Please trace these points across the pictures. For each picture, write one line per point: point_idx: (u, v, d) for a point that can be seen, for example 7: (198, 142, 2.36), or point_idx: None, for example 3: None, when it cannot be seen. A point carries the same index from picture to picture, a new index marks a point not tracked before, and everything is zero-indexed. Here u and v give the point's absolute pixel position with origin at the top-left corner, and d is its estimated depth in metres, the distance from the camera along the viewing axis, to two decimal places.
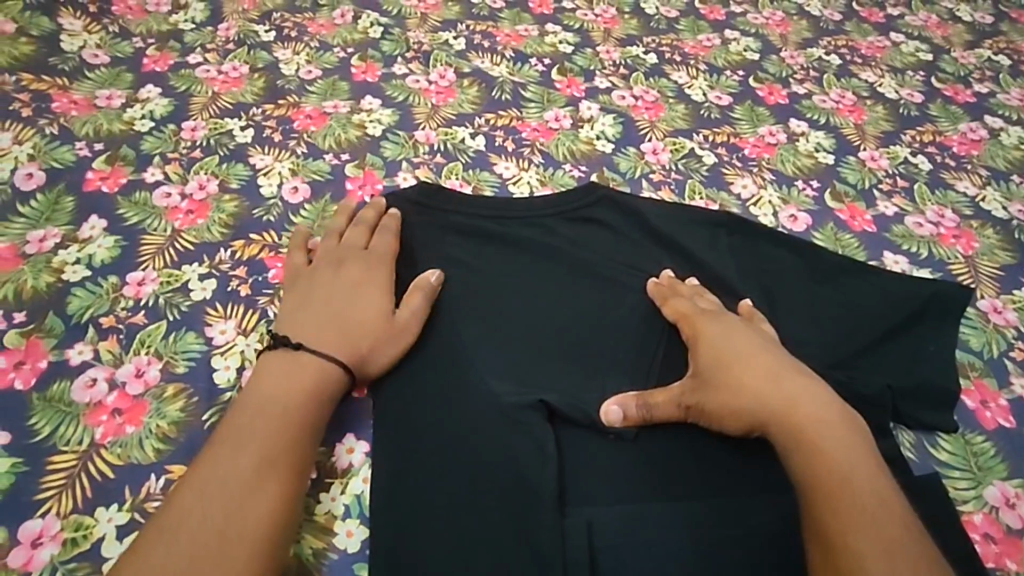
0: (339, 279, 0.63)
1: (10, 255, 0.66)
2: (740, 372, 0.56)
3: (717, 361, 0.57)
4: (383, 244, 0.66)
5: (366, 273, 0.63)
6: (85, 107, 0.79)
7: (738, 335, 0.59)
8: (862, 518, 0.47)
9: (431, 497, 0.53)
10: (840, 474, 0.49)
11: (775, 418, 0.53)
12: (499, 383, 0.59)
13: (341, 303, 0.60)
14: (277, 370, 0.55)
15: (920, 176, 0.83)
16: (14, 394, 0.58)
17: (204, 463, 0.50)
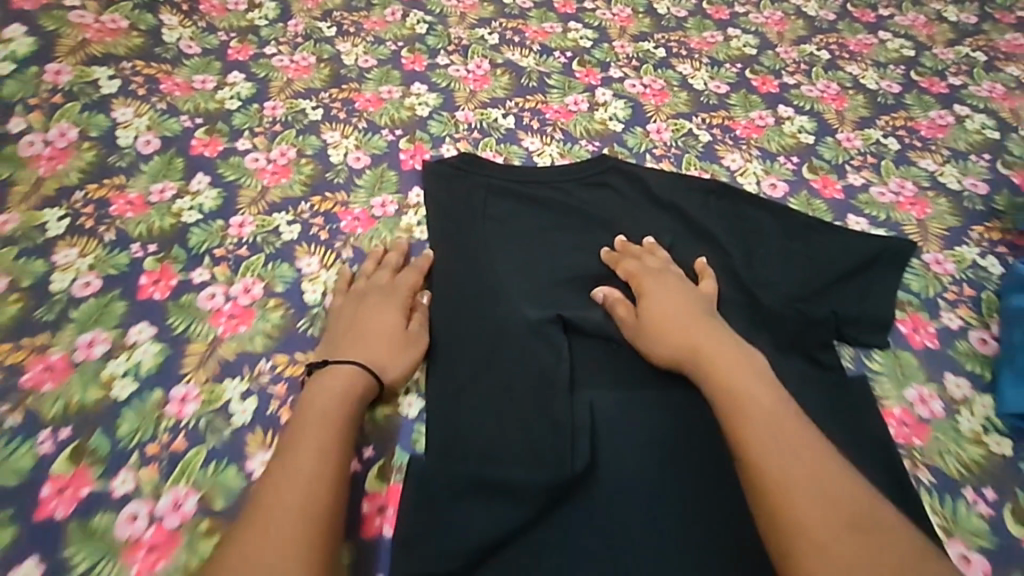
0: (368, 311, 0.73)
1: (139, 203, 0.84)
2: (674, 326, 0.67)
3: (651, 303, 0.71)
4: (406, 282, 0.76)
5: (386, 299, 0.74)
6: (186, 89, 0.97)
7: (671, 287, 0.72)
8: (807, 484, 0.50)
9: (472, 380, 0.69)
10: (779, 444, 0.53)
11: (686, 357, 0.64)
12: (524, 303, 0.75)
13: (374, 328, 0.71)
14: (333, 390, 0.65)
15: (888, 154, 0.96)
16: (154, 302, 0.75)
17: (269, 478, 0.57)
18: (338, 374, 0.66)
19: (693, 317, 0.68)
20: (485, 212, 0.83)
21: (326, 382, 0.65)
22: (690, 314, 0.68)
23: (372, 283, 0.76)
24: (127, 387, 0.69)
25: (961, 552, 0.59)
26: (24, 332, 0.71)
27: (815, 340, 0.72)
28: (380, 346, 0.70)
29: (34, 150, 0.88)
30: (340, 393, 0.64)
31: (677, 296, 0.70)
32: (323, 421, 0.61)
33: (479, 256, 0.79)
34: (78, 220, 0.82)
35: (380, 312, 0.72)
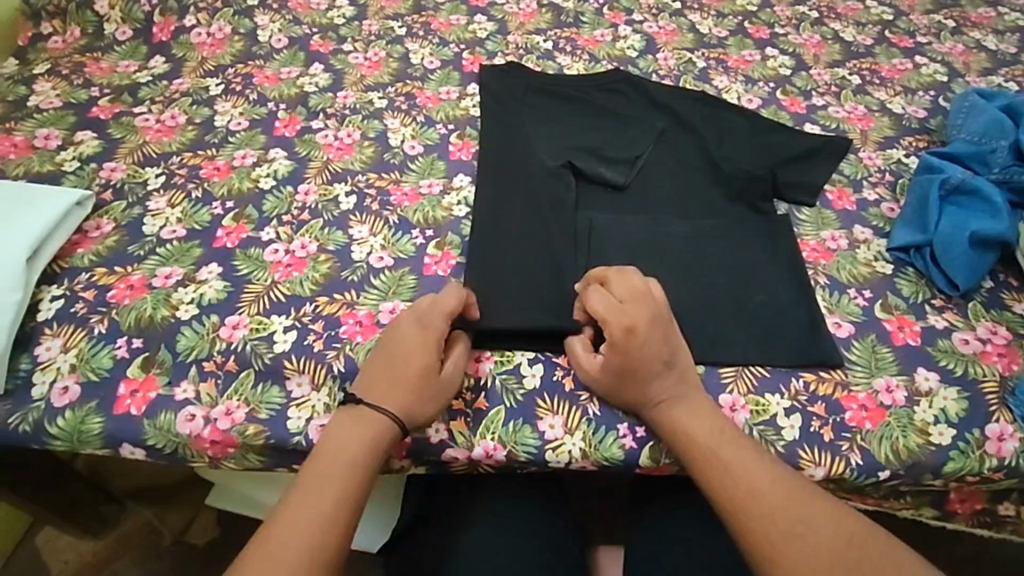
0: (404, 358, 0.72)
1: (273, 78, 1.15)
2: (637, 376, 0.72)
3: (614, 355, 0.72)
4: (438, 324, 0.74)
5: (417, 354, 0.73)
6: (305, 7, 1.28)
7: (629, 343, 0.72)
8: (732, 471, 0.67)
9: (506, 196, 0.95)
10: (725, 469, 0.67)
11: (644, 404, 0.72)
12: (546, 156, 1.01)
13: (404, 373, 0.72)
14: (338, 438, 0.69)
15: (850, 86, 1.20)
16: (285, 137, 1.04)
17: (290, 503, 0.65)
18: (357, 430, 0.69)
19: (662, 358, 0.72)
20: (523, 98, 1.12)
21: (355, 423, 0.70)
22: (652, 344, 0.72)
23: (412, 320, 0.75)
24: (268, 182, 0.97)
25: (836, 320, 0.83)
26: (198, 147, 1.02)
27: (760, 194, 0.97)
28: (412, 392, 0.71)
29: (201, 39, 1.21)
30: (370, 449, 0.69)
31: (648, 329, 0.72)
32: (339, 452, 0.68)
33: (516, 126, 1.06)
34: (230, 85, 1.13)
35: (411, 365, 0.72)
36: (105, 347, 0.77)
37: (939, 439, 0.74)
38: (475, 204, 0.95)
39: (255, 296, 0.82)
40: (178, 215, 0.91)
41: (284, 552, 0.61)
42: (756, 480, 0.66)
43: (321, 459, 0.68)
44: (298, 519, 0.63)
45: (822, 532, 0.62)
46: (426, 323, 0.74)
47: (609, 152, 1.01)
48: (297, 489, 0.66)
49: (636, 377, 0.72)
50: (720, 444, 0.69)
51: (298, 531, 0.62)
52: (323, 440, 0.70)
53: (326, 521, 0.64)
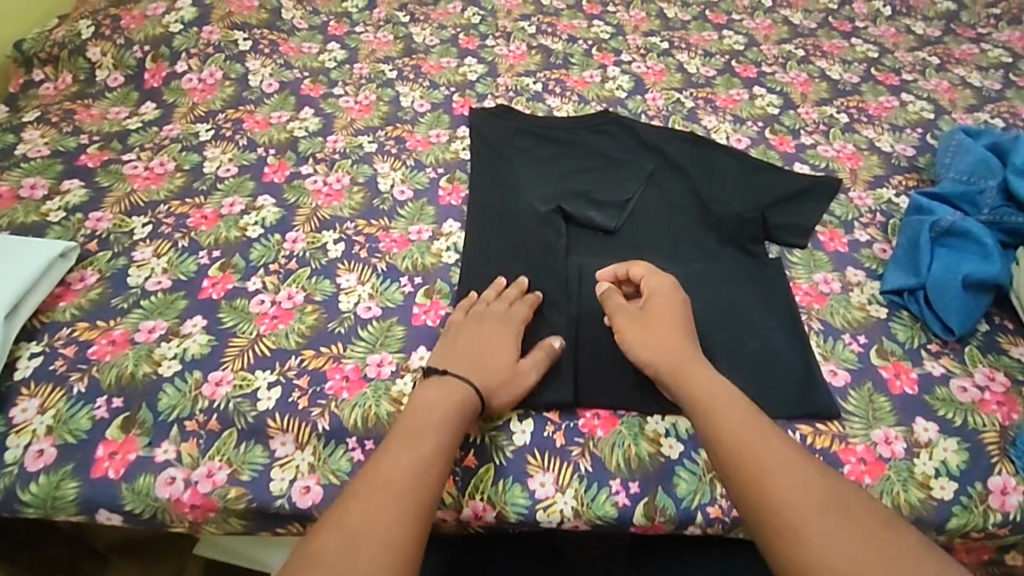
0: (488, 336, 0.79)
1: (263, 123, 1.15)
2: (678, 336, 0.77)
3: (659, 312, 0.79)
4: (519, 313, 0.82)
5: (500, 331, 0.80)
6: (296, 52, 1.30)
7: (671, 308, 0.80)
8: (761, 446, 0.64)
9: (496, 243, 0.94)
10: (750, 437, 0.65)
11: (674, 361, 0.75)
12: (536, 201, 1.01)
13: (493, 353, 0.77)
14: (429, 406, 0.70)
15: (838, 124, 1.21)
16: (275, 183, 1.04)
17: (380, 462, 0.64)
18: (437, 408, 0.70)
19: (681, 330, 0.78)
20: (512, 141, 1.12)
21: (424, 394, 0.72)
22: (682, 316, 0.80)
23: (492, 308, 0.82)
24: (256, 230, 0.96)
25: (831, 368, 0.81)
26: (186, 195, 1.01)
27: (751, 237, 0.96)
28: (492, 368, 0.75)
29: (192, 85, 1.21)
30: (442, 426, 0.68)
31: (654, 312, 0.79)
32: (420, 432, 0.67)
33: (506, 170, 1.06)
34: (220, 131, 1.13)
35: (496, 341, 0.78)
36: (84, 407, 0.75)
37: (941, 493, 0.72)
38: (464, 250, 0.94)
39: (240, 350, 0.80)
40: (163, 266, 0.90)
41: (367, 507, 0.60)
42: (783, 460, 0.63)
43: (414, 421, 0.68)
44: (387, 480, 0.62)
45: (851, 529, 0.58)
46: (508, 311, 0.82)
47: (598, 197, 1.01)
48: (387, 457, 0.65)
49: (677, 333, 0.77)
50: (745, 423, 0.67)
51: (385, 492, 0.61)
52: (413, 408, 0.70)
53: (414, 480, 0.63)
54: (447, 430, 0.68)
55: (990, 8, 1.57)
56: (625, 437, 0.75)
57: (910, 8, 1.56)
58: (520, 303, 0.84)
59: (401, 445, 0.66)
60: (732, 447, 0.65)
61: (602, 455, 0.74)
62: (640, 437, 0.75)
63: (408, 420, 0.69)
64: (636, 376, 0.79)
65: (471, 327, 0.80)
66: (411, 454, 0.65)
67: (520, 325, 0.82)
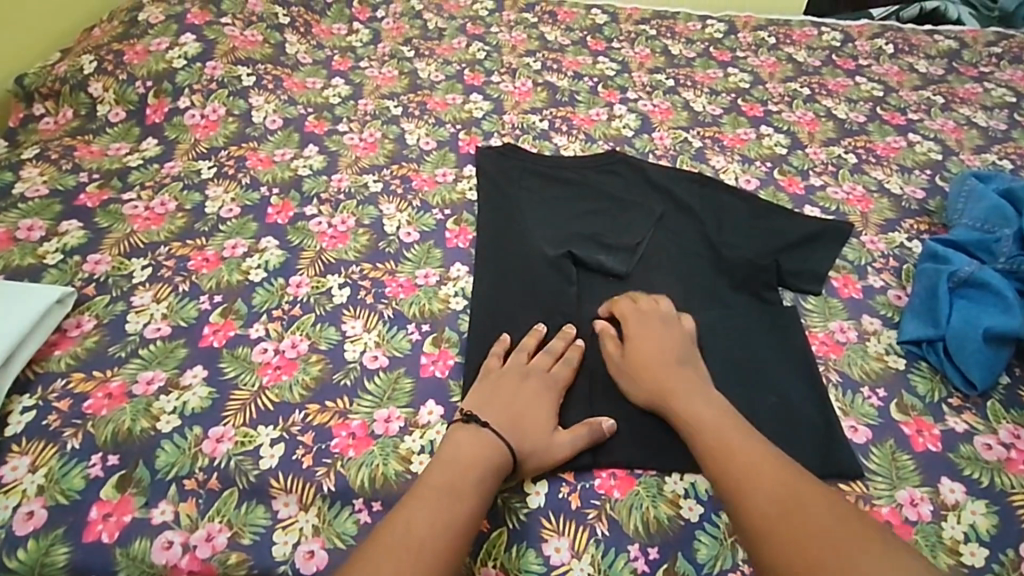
0: (529, 396, 0.77)
1: (267, 160, 1.14)
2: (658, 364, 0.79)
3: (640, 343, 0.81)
4: (562, 374, 0.80)
5: (542, 391, 0.78)
6: (301, 88, 1.29)
7: (652, 335, 0.82)
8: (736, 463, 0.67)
9: (505, 289, 0.92)
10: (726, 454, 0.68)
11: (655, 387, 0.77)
12: (545, 244, 0.99)
13: (531, 415, 0.76)
14: (462, 454, 0.70)
15: (846, 165, 1.21)
16: (278, 224, 1.02)
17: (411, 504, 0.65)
18: (475, 460, 0.70)
19: (660, 354, 0.80)
20: (520, 180, 1.11)
21: (458, 443, 0.72)
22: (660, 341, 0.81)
23: (535, 364, 0.80)
24: (259, 274, 0.93)
25: (852, 424, 0.79)
26: (186, 236, 0.99)
27: (765, 283, 0.94)
28: (528, 432, 0.74)
29: (194, 121, 1.20)
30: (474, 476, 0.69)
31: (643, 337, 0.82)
32: (455, 491, 0.67)
33: (513, 212, 1.05)
34: (223, 169, 1.11)
35: (537, 401, 0.77)
36: (77, 465, 0.72)
37: (972, 560, 0.69)
38: (473, 296, 0.92)
39: (242, 404, 0.78)
40: (163, 311, 0.88)
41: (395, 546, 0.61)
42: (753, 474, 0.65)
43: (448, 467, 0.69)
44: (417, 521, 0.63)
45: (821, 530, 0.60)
46: (553, 370, 0.80)
47: (609, 241, 1.00)
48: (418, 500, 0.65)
49: (653, 361, 0.79)
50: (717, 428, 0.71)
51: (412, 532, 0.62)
52: (446, 453, 0.71)
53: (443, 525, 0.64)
54: (480, 494, 0.68)
55: (991, 46, 1.59)
56: (643, 499, 0.73)
57: (911, 46, 1.57)
58: (563, 363, 0.82)
59: (433, 503, 0.65)
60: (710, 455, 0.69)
61: (619, 518, 0.71)
62: (658, 499, 0.73)
63: (442, 471, 0.69)
64: (653, 434, 0.77)
65: (514, 381, 0.78)
66: (443, 515, 0.64)
67: (562, 388, 0.80)
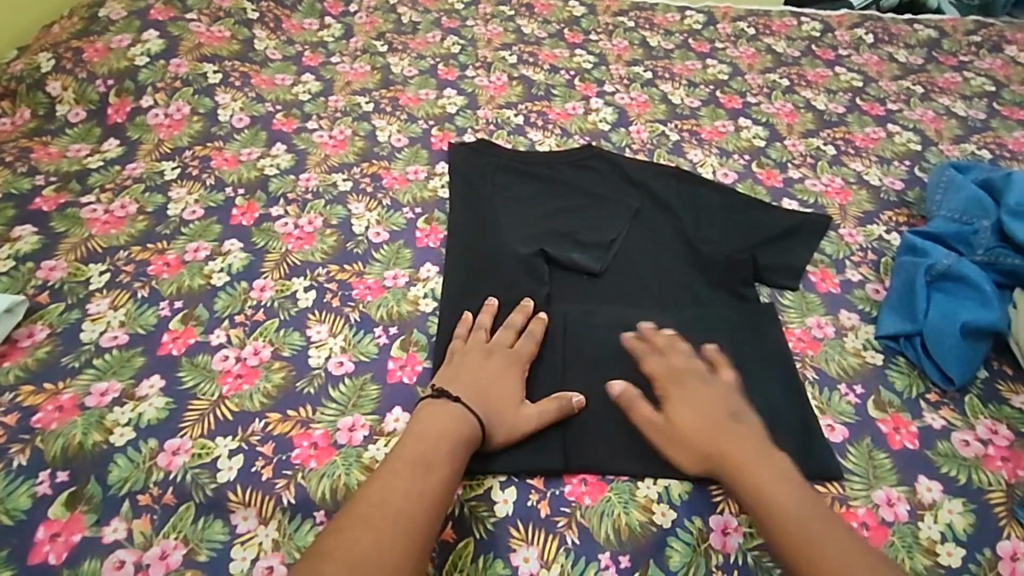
0: (495, 372, 0.78)
1: (233, 160, 1.10)
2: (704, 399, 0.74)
3: (685, 379, 0.77)
4: (527, 348, 0.82)
5: (507, 365, 0.79)
6: (270, 84, 1.26)
7: (693, 368, 0.78)
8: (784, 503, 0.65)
9: (475, 289, 0.90)
10: (775, 492, 0.66)
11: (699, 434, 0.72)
12: (517, 242, 0.97)
13: (498, 389, 0.76)
14: (435, 426, 0.71)
15: (825, 157, 1.19)
16: (243, 226, 0.99)
17: (385, 477, 0.66)
18: (445, 434, 0.70)
19: (709, 393, 0.75)
20: (493, 177, 1.09)
21: (429, 418, 0.72)
22: (701, 376, 0.77)
23: (497, 341, 0.81)
24: (222, 278, 0.90)
25: (828, 423, 0.77)
26: (147, 240, 0.96)
27: (740, 279, 0.93)
28: (495, 404, 0.75)
29: (158, 120, 1.16)
30: (450, 441, 0.70)
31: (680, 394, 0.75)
32: (428, 463, 0.68)
33: (485, 209, 1.02)
34: (187, 169, 1.08)
35: (503, 376, 0.78)
36: (24, 483, 0.69)
37: (949, 560, 0.68)
38: (442, 297, 0.90)
39: (199, 414, 0.75)
40: (120, 319, 0.85)
41: (371, 518, 0.62)
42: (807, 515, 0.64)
43: (421, 437, 0.70)
44: (394, 494, 0.64)
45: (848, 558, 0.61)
46: (516, 348, 0.81)
47: (582, 238, 0.98)
48: (393, 470, 0.67)
49: (697, 398, 0.75)
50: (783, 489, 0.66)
51: (389, 505, 0.63)
52: (418, 427, 0.71)
53: (418, 494, 0.65)
54: (453, 461, 0.69)
55: (970, 35, 1.57)
56: (614, 506, 0.71)
57: (892, 36, 1.56)
58: (527, 338, 0.83)
59: (406, 473, 0.66)
60: (759, 500, 0.66)
61: (590, 525, 0.69)
62: (630, 505, 0.71)
63: (416, 443, 0.69)
64: (627, 437, 0.76)
65: (478, 357, 0.79)
66: (417, 485, 0.65)
67: (527, 362, 0.81)
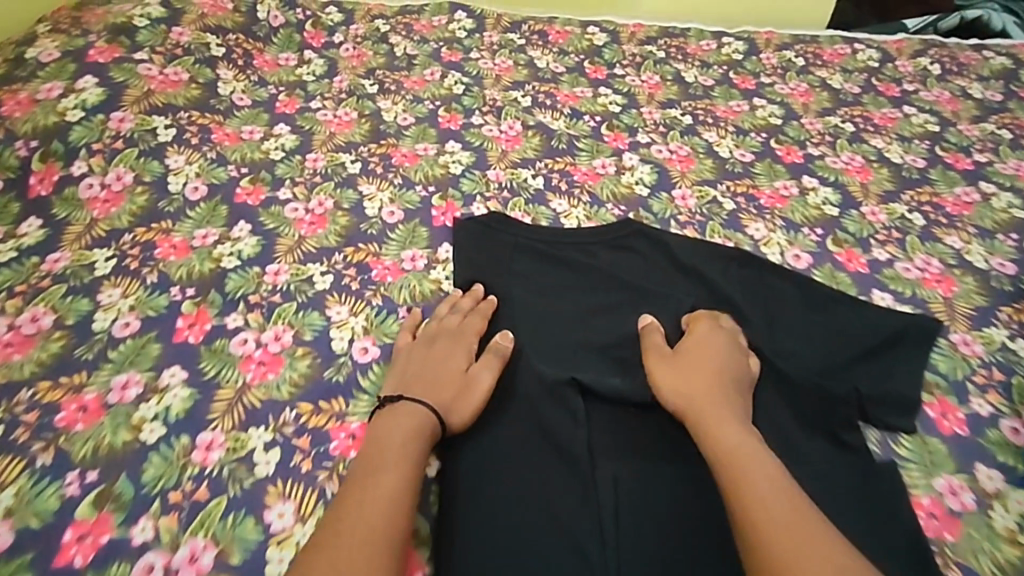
0: (439, 355, 0.76)
1: (182, 246, 0.88)
2: (709, 379, 0.71)
3: (703, 354, 0.74)
4: (471, 325, 0.80)
5: (453, 345, 0.77)
6: (235, 139, 1.03)
7: (714, 349, 0.75)
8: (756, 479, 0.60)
9: (496, 443, 0.71)
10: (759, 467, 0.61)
11: (694, 408, 0.69)
12: (543, 365, 0.78)
13: (443, 371, 0.74)
14: (391, 420, 0.68)
15: (914, 230, 0.98)
16: (188, 345, 0.77)
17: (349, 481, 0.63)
18: (404, 419, 0.68)
19: (717, 371, 0.72)
20: (511, 271, 0.89)
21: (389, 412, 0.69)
22: (715, 356, 0.74)
23: (445, 323, 0.80)
24: (155, 431, 0.69)
25: None
26: (60, 372, 0.73)
27: (834, 423, 0.72)
28: (443, 389, 0.72)
29: (92, 193, 0.91)
30: (405, 432, 0.67)
31: (701, 345, 0.75)
32: (377, 463, 0.63)
33: (502, 319, 0.83)
34: (124, 261, 0.86)
35: (450, 356, 0.76)
36: None
37: None
38: (454, 456, 0.70)
39: None
40: (6, 503, 0.63)
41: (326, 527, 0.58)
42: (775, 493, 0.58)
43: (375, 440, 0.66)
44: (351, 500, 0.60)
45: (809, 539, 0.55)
46: (459, 329, 0.79)
47: (628, 364, 0.78)
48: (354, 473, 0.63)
49: (707, 375, 0.72)
50: (763, 472, 0.61)
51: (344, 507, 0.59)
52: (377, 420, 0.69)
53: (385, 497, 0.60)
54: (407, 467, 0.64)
55: None
56: None
57: (961, 66, 1.34)
58: (473, 316, 0.81)
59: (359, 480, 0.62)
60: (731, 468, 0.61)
61: None
62: None
63: (373, 442, 0.66)
64: None
65: (419, 346, 0.78)
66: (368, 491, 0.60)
67: (476, 335, 0.79)
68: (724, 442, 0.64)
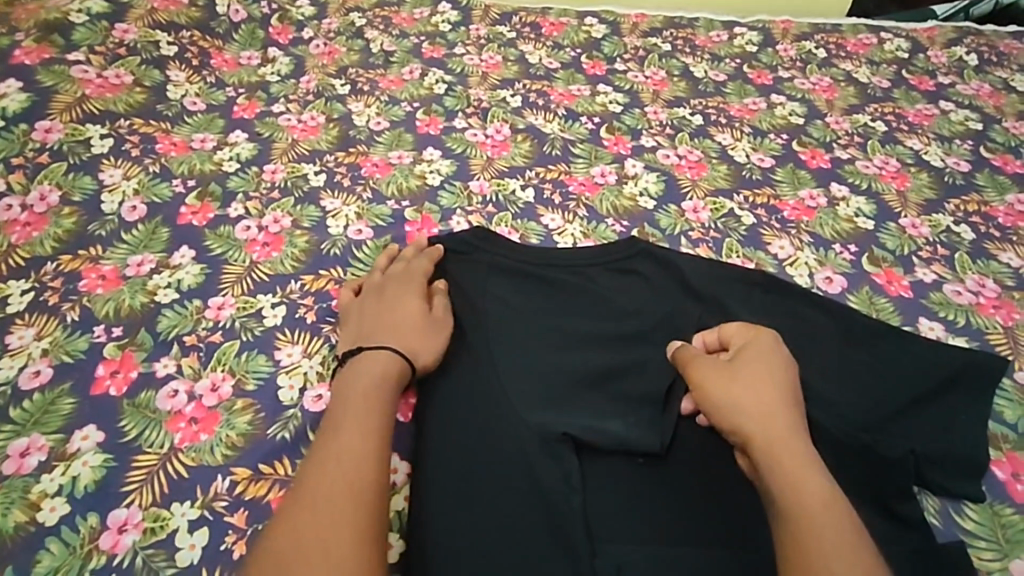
0: (390, 300, 0.71)
1: (112, 276, 0.75)
2: (768, 387, 0.61)
3: (764, 361, 0.63)
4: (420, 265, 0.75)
5: (401, 286, 0.72)
6: (183, 149, 0.90)
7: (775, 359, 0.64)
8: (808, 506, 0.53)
9: (476, 516, 0.59)
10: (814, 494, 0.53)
11: (756, 421, 0.58)
12: (526, 413, 0.65)
13: (398, 314, 0.69)
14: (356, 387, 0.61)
15: (962, 245, 0.86)
16: (107, 398, 0.65)
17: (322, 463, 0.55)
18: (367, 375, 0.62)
19: (780, 384, 0.61)
20: (489, 295, 0.74)
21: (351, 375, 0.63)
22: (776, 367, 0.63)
23: (390, 273, 0.75)
24: (56, 509, 0.58)
25: None
26: None
27: (877, 491, 0.62)
28: (403, 330, 0.67)
29: (11, 215, 0.79)
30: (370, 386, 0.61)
31: (758, 347, 0.65)
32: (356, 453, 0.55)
33: (474, 354, 0.69)
34: (43, 294, 0.73)
35: (401, 297, 0.70)
36: None
37: None
38: (425, 542, 0.58)
39: None
40: None
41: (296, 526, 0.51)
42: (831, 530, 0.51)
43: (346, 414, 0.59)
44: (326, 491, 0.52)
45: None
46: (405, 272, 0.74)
47: (632, 417, 0.65)
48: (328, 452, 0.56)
49: (765, 384, 0.61)
50: (808, 474, 0.55)
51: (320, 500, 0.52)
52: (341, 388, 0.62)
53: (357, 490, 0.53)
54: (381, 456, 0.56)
55: None
56: None
57: (1001, 55, 1.18)
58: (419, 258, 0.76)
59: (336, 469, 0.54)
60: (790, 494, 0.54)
61: None
62: None
63: (348, 417, 0.58)
64: None
65: (364, 297, 0.72)
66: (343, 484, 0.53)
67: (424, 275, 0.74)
68: (790, 471, 0.55)
